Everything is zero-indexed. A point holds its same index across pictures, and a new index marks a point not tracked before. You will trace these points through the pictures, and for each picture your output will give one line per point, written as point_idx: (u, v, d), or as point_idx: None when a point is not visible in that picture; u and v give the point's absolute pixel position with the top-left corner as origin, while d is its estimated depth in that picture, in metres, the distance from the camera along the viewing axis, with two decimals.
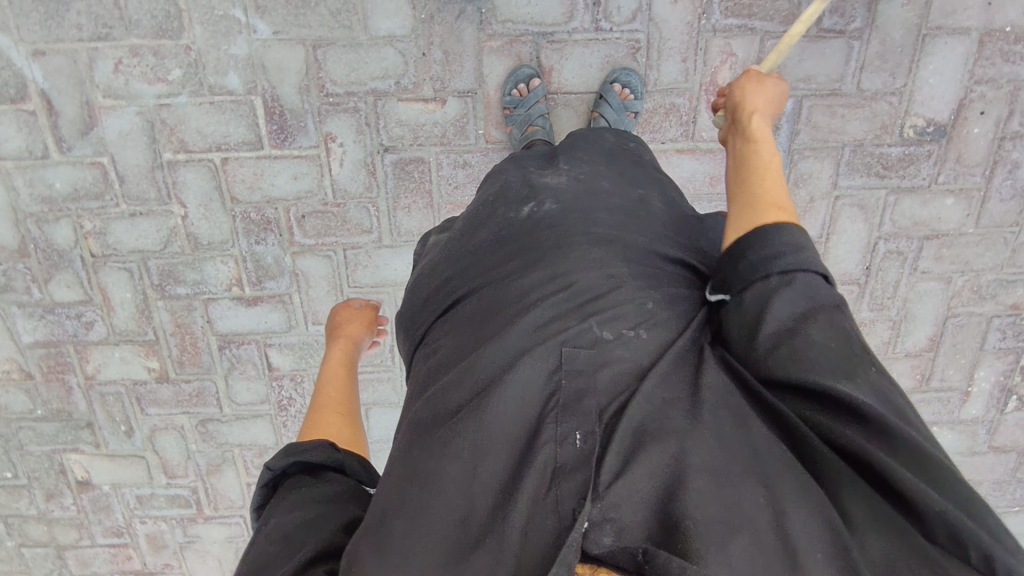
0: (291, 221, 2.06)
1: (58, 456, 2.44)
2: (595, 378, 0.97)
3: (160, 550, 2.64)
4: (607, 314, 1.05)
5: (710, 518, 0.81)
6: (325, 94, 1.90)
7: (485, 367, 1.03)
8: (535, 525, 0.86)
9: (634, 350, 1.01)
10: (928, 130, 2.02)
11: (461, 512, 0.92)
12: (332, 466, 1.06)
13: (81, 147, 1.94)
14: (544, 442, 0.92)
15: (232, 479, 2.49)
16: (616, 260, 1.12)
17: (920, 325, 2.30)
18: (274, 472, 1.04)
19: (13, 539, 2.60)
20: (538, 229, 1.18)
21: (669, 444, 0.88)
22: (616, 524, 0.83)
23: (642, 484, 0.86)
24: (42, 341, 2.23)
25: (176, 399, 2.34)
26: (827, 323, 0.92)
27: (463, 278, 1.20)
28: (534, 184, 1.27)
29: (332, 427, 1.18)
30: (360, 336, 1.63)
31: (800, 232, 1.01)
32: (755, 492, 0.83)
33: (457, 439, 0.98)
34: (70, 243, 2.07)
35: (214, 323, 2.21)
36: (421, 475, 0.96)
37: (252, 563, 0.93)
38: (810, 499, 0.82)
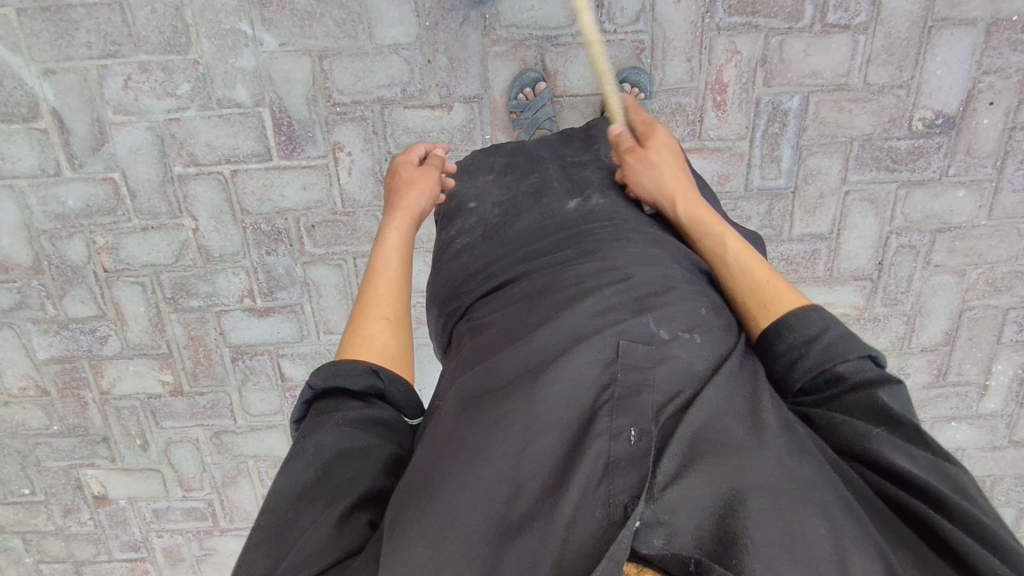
0: (301, 231, 2.07)
1: (75, 471, 2.45)
2: (653, 375, 0.88)
3: (178, 564, 2.64)
4: (662, 312, 0.97)
5: (772, 539, 0.71)
6: (332, 103, 1.92)
7: (537, 345, 0.95)
8: (583, 513, 0.75)
9: (690, 352, 0.93)
10: (937, 122, 2.00)
11: (500, 502, 0.80)
12: (373, 392, 0.98)
13: (93, 164, 1.96)
14: (596, 435, 0.81)
15: (247, 490, 2.50)
16: (668, 263, 1.08)
17: (935, 319, 2.27)
18: (314, 390, 0.97)
19: (32, 556, 2.61)
20: (590, 224, 1.17)
21: (728, 458, 0.78)
22: (669, 528, 0.73)
23: (699, 492, 0.76)
24: (57, 357, 2.25)
25: (190, 412, 2.35)
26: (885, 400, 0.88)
27: (513, 262, 1.17)
28: (579, 180, 1.30)
29: (379, 339, 1.05)
30: (423, 204, 1.29)
31: (813, 318, 0.97)
32: (818, 522, 0.73)
33: (501, 420, 0.87)
34: (83, 258, 2.09)
35: (227, 335, 2.22)
36: (457, 458, 0.85)
37: (288, 486, 0.87)
38: (866, 537, 0.74)
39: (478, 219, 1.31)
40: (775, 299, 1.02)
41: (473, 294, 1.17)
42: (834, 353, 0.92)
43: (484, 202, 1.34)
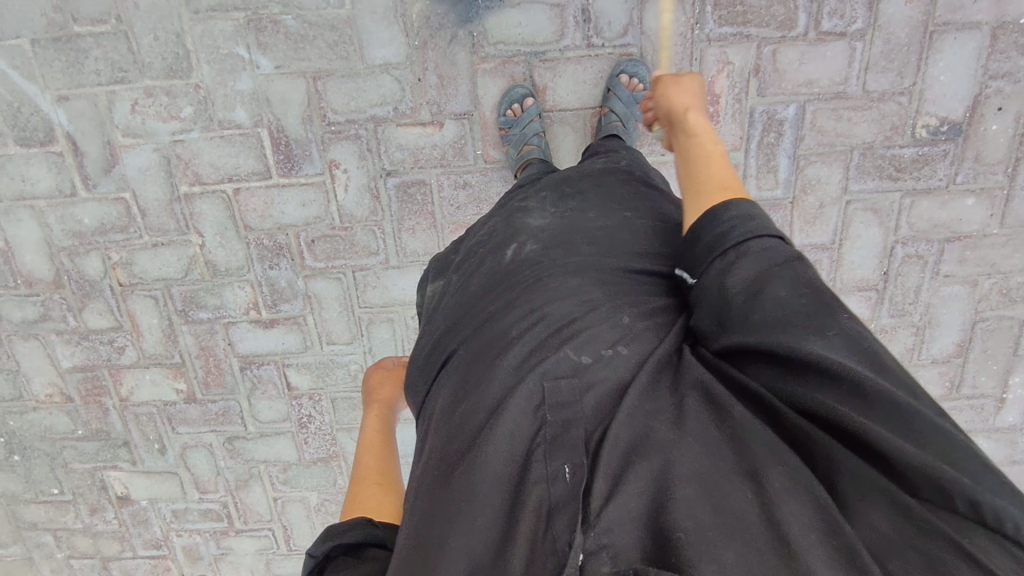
0: (301, 246, 2.13)
1: (100, 473, 2.58)
2: (579, 406, 0.92)
3: (197, 562, 2.75)
4: (582, 338, 1.00)
5: (698, 522, 0.75)
6: (327, 123, 1.97)
7: (477, 410, 0.99)
8: (536, 564, 0.79)
9: (617, 368, 0.96)
10: (942, 129, 1.94)
11: (461, 567, 0.83)
12: (373, 542, 0.99)
13: (105, 184, 2.06)
14: (534, 482, 0.86)
15: (259, 494, 2.58)
16: (591, 285, 1.09)
17: (946, 330, 2.20)
18: (317, 557, 0.95)
19: (63, 551, 2.75)
20: (520, 267, 1.18)
21: (652, 457, 0.83)
22: (612, 550, 0.77)
23: (633, 502, 0.80)
24: (79, 366, 2.37)
25: (203, 418, 2.45)
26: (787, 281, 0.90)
27: (454, 327, 1.18)
28: (517, 227, 1.28)
29: (371, 500, 1.13)
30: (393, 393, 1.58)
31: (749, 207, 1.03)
32: (743, 489, 0.77)
33: (454, 495, 0.91)
34: (100, 273, 2.20)
35: (235, 345, 2.30)
36: (424, 534, 0.90)
37: None
38: (797, 483, 0.76)
39: (440, 298, 1.31)
40: (731, 188, 1.10)
41: (431, 374, 1.18)
42: (754, 230, 0.98)
43: (445, 278, 1.36)
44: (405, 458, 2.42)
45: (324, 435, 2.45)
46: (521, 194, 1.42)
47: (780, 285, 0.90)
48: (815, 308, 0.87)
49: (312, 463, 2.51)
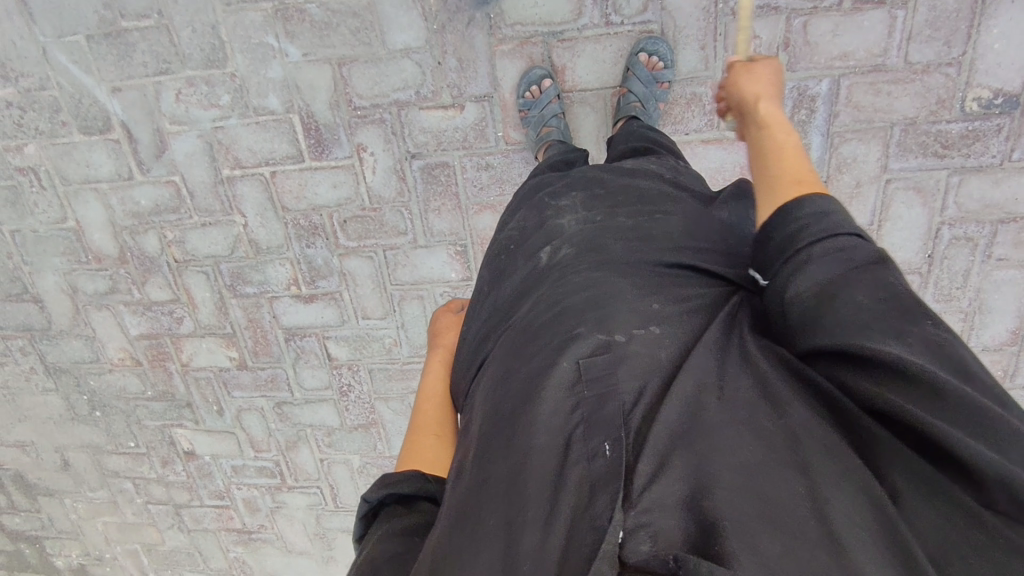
0: (335, 226, 2.23)
1: (168, 430, 2.84)
2: (613, 381, 0.91)
3: (255, 513, 3.00)
4: (614, 319, 0.99)
5: (749, 517, 0.72)
6: (353, 108, 2.04)
7: (513, 390, 0.98)
8: (575, 539, 0.77)
9: (652, 346, 0.95)
10: (996, 102, 1.79)
11: (499, 546, 0.82)
12: (425, 496, 1.03)
13: (157, 169, 2.22)
14: (575, 461, 0.84)
15: (307, 455, 2.77)
16: (620, 275, 1.07)
17: (998, 316, 2.07)
18: (370, 503, 1.00)
19: (141, 497, 3.07)
20: (550, 269, 1.14)
21: (699, 446, 0.80)
22: (652, 530, 0.74)
23: (675, 490, 0.78)
24: (145, 334, 2.60)
25: (255, 384, 2.64)
26: (868, 283, 0.83)
27: (492, 328, 1.18)
28: (550, 225, 1.24)
29: (427, 451, 1.16)
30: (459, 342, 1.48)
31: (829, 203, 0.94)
32: (803, 502, 0.74)
33: (490, 475, 0.91)
34: (157, 250, 2.39)
35: (279, 318, 2.46)
36: (462, 505, 0.91)
37: None
38: (856, 488, 0.75)
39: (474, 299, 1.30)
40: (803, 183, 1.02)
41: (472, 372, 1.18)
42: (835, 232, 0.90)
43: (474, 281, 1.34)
44: None
45: (363, 403, 2.58)
46: (547, 187, 1.40)
47: (852, 285, 0.83)
48: (892, 311, 0.80)
49: (353, 428, 2.66)
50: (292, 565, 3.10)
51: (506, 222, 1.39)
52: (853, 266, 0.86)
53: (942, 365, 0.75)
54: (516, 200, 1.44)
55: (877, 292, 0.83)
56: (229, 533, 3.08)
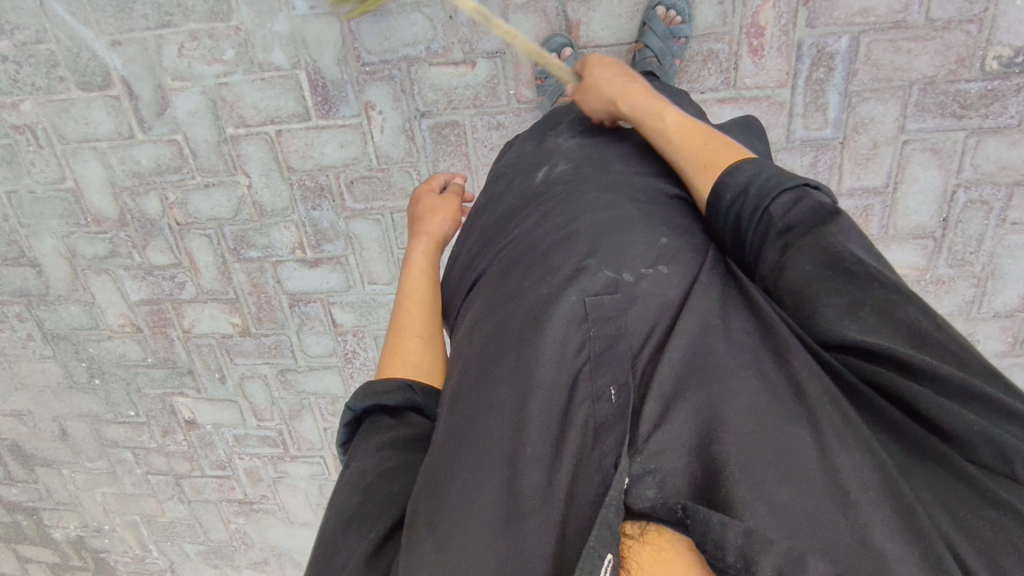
0: (341, 187, 2.19)
1: (169, 398, 2.80)
2: (623, 321, 0.96)
3: (258, 483, 2.98)
4: (621, 256, 1.04)
5: (758, 462, 0.77)
6: (361, 64, 1.99)
7: (515, 320, 1.02)
8: (582, 480, 0.82)
9: (658, 286, 1.00)
10: (1017, 61, 1.76)
11: (503, 476, 0.86)
12: (410, 406, 1.10)
13: (159, 127, 2.17)
14: (582, 400, 0.89)
15: (311, 424, 2.75)
16: (623, 202, 1.13)
17: (1010, 282, 2.06)
18: (354, 411, 1.09)
19: (141, 467, 3.04)
20: (550, 189, 1.22)
21: (710, 387, 0.85)
22: (658, 474, 0.79)
23: (681, 428, 0.82)
24: (146, 299, 2.55)
25: (258, 351, 2.60)
26: (812, 256, 0.91)
27: (485, 251, 1.23)
28: (546, 154, 1.32)
29: (410, 352, 1.20)
30: (445, 229, 1.47)
31: (749, 167, 1.05)
32: (802, 435, 0.80)
33: (493, 408, 0.93)
34: (158, 212, 2.34)
35: (284, 283, 2.42)
36: (460, 433, 0.94)
37: (333, 519, 0.96)
38: (860, 449, 0.80)
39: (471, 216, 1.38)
40: (710, 162, 1.10)
41: (462, 284, 1.26)
42: (767, 196, 0.99)
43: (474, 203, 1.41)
44: None
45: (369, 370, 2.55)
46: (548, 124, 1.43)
47: (802, 262, 0.92)
48: (842, 280, 0.88)
49: None
50: (294, 536, 3.08)
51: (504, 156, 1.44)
52: (801, 238, 0.94)
53: (892, 336, 0.84)
54: (518, 137, 1.46)
55: (824, 259, 0.90)
56: (230, 503, 3.06)
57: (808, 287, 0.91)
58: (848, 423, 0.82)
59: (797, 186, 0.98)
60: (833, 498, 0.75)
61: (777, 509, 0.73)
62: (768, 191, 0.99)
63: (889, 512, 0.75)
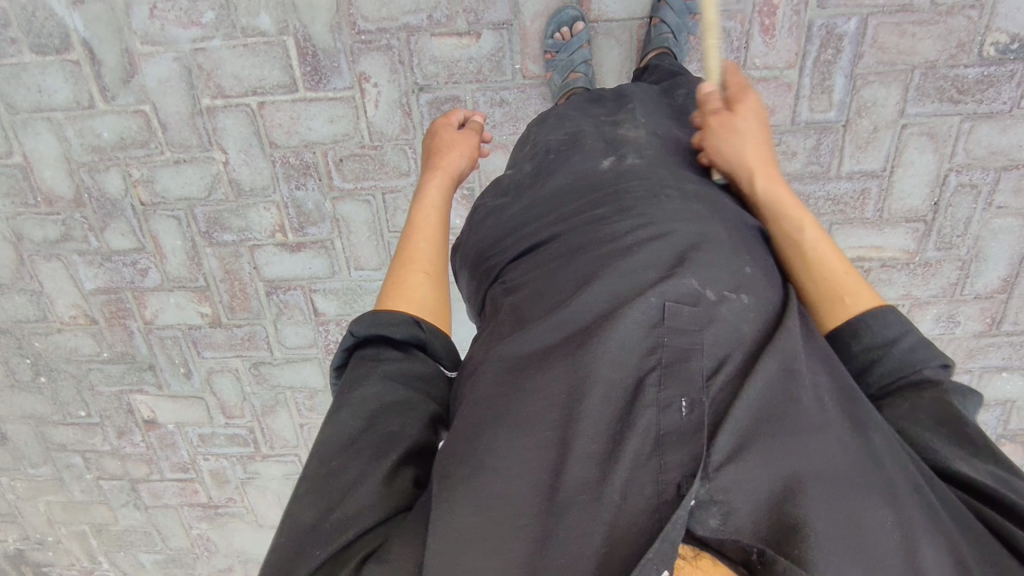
0: (329, 165, 2.06)
1: (126, 396, 2.57)
2: (699, 337, 0.89)
3: (224, 486, 2.75)
4: (704, 267, 0.96)
5: (835, 527, 0.75)
6: (357, 32, 1.89)
7: (580, 307, 0.95)
8: (634, 487, 0.79)
9: (738, 312, 0.93)
10: (1012, 48, 1.83)
11: (549, 466, 0.83)
12: (415, 343, 1.05)
13: (124, 96, 1.99)
14: (646, 406, 0.84)
15: (285, 420, 2.55)
16: (704, 213, 1.05)
17: (994, 264, 2.09)
18: (355, 337, 1.03)
19: (92, 472, 2.78)
20: (621, 179, 1.12)
21: (793, 432, 0.81)
22: (724, 507, 0.76)
23: (760, 474, 0.78)
24: (102, 288, 2.33)
25: (229, 343, 2.40)
26: (929, 414, 0.93)
27: (538, 223, 1.14)
28: (613, 137, 1.22)
29: (417, 289, 1.12)
30: (462, 165, 1.40)
31: (885, 325, 1.01)
32: (886, 511, 0.77)
33: (548, 391, 0.88)
34: (121, 191, 2.14)
35: (261, 269, 2.25)
36: (506, 414, 0.89)
37: (333, 441, 0.92)
38: (939, 535, 0.78)
39: (509, 184, 1.26)
40: (850, 293, 1.06)
41: (508, 252, 1.15)
42: (913, 360, 0.98)
43: (519, 165, 1.29)
44: None
45: None
46: (601, 103, 1.37)
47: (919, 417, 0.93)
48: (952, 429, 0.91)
49: None
50: (262, 541, 2.87)
51: (548, 128, 1.32)
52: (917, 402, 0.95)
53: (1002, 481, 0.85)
54: (559, 107, 1.38)
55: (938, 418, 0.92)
56: (192, 509, 2.83)
57: (919, 431, 0.92)
58: (928, 510, 0.80)
59: (929, 360, 0.98)
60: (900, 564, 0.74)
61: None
62: (909, 363, 0.99)
63: None
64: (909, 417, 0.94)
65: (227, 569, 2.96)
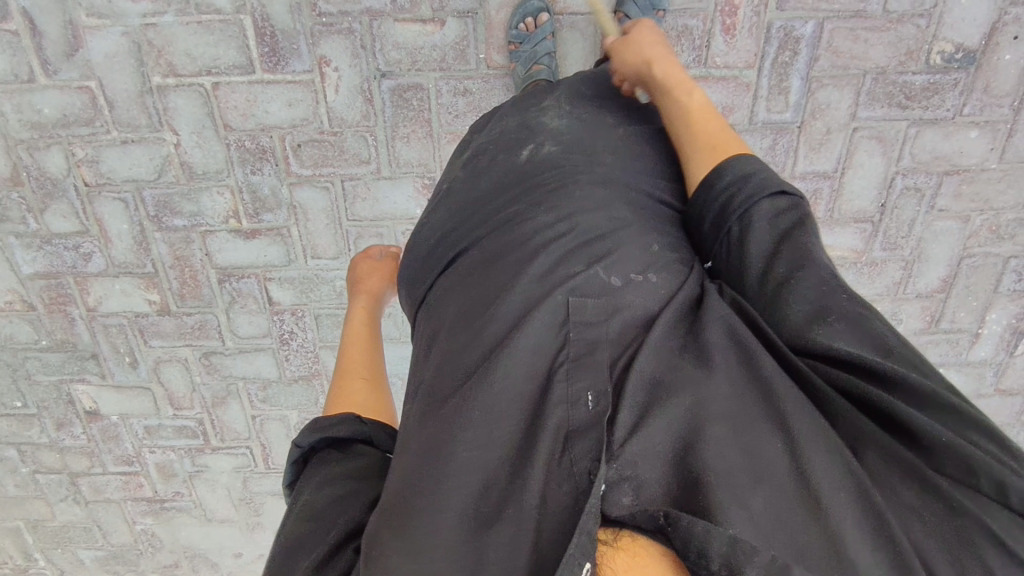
0: (287, 151, 2.00)
1: (66, 386, 2.45)
2: (605, 329, 0.91)
3: (171, 479, 2.66)
4: (611, 258, 1.00)
5: (731, 469, 0.75)
6: (317, 13, 1.85)
7: (494, 322, 0.95)
8: (553, 488, 0.79)
9: (643, 295, 0.96)
10: (957, 57, 1.91)
11: (472, 482, 0.82)
12: (360, 438, 1.02)
13: (68, 71, 1.90)
14: (555, 402, 0.85)
15: (237, 412, 2.49)
16: (617, 201, 1.08)
17: (934, 265, 2.19)
18: (302, 448, 1.01)
19: (28, 466, 2.65)
20: (537, 169, 1.13)
21: (686, 396, 0.82)
22: (634, 482, 0.77)
23: (658, 441, 0.80)
24: (41, 272, 2.21)
25: (178, 331, 2.32)
26: (791, 258, 0.94)
27: (460, 226, 1.14)
28: (533, 126, 1.22)
29: (356, 395, 1.15)
30: (382, 287, 1.58)
31: (753, 163, 1.08)
32: (774, 442, 0.78)
33: (463, 407, 0.88)
34: (63, 171, 2.03)
35: (213, 256, 2.17)
36: (426, 435, 0.88)
37: (281, 550, 0.89)
38: (835, 455, 0.76)
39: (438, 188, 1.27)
40: (722, 146, 1.14)
41: (433, 269, 1.13)
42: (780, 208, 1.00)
43: (448, 171, 1.30)
44: (390, 378, 2.35)
45: (306, 353, 2.34)
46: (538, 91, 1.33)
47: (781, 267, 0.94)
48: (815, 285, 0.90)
49: (292, 381, 2.40)
50: (211, 535, 2.79)
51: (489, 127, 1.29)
52: (783, 237, 0.97)
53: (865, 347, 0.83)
54: (501, 107, 1.34)
55: (795, 264, 0.93)
56: (136, 503, 2.72)
57: (783, 304, 0.90)
58: (819, 426, 0.79)
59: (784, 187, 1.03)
60: (799, 496, 0.73)
61: (753, 514, 0.71)
62: (763, 188, 1.03)
63: (868, 534, 0.71)
64: (773, 297, 0.92)
65: (173, 565, 2.86)
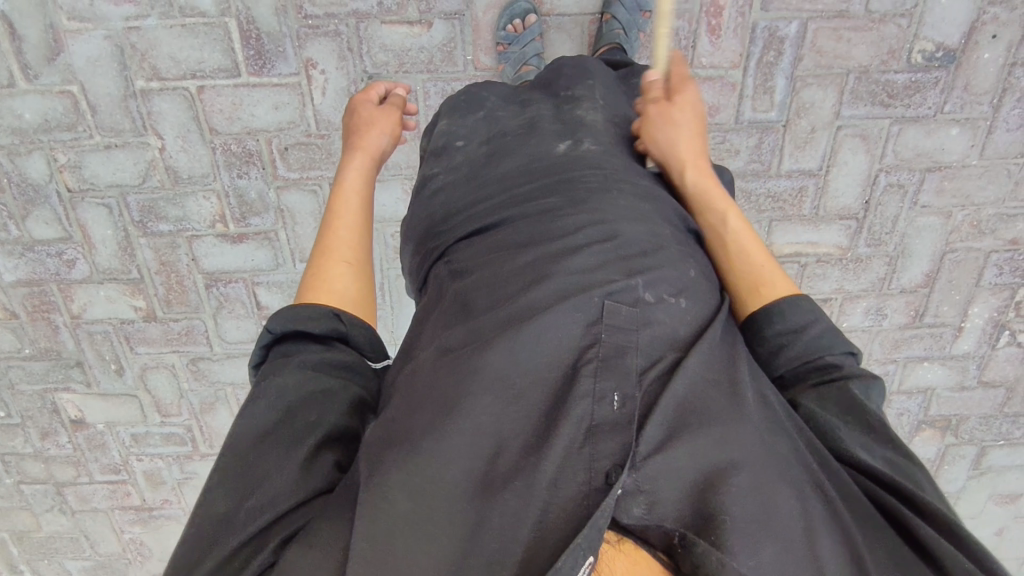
0: (273, 154, 1.99)
1: (50, 395, 2.42)
2: (636, 338, 0.90)
3: (159, 487, 2.63)
4: (649, 274, 0.98)
5: (748, 515, 0.78)
6: (303, 16, 1.84)
7: (518, 301, 0.94)
8: (565, 476, 0.79)
9: (672, 315, 0.95)
10: (937, 55, 1.94)
11: (478, 451, 0.83)
12: (335, 335, 1.02)
13: (48, 75, 1.87)
14: (581, 396, 0.84)
15: (226, 418, 2.46)
16: (656, 220, 1.07)
17: (917, 261, 2.22)
18: (273, 333, 1.00)
19: (12, 477, 2.61)
20: (575, 166, 1.13)
21: (716, 428, 0.84)
22: (649, 496, 0.79)
23: (681, 464, 0.81)
24: (24, 280, 2.18)
25: (165, 338, 2.29)
26: (844, 402, 0.97)
27: (486, 206, 1.13)
28: (570, 120, 1.22)
29: (339, 281, 1.09)
30: (383, 144, 1.35)
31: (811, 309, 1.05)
32: (788, 494, 0.81)
33: (481, 371, 0.87)
34: (44, 176, 2.01)
35: (199, 261, 2.15)
36: (437, 394, 0.88)
37: (247, 431, 0.89)
38: (840, 528, 0.82)
39: (462, 159, 1.23)
40: (768, 282, 1.10)
41: (456, 234, 1.13)
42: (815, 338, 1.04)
43: (463, 130, 1.27)
44: None
45: None
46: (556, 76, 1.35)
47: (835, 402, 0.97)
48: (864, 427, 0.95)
49: None
50: None
51: (509, 109, 1.29)
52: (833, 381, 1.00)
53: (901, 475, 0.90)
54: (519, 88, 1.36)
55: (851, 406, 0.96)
56: (124, 512, 2.69)
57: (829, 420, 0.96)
58: (832, 503, 0.84)
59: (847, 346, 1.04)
60: (803, 548, 0.78)
61: (762, 567, 0.76)
62: (826, 343, 1.03)
63: None
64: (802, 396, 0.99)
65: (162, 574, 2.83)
